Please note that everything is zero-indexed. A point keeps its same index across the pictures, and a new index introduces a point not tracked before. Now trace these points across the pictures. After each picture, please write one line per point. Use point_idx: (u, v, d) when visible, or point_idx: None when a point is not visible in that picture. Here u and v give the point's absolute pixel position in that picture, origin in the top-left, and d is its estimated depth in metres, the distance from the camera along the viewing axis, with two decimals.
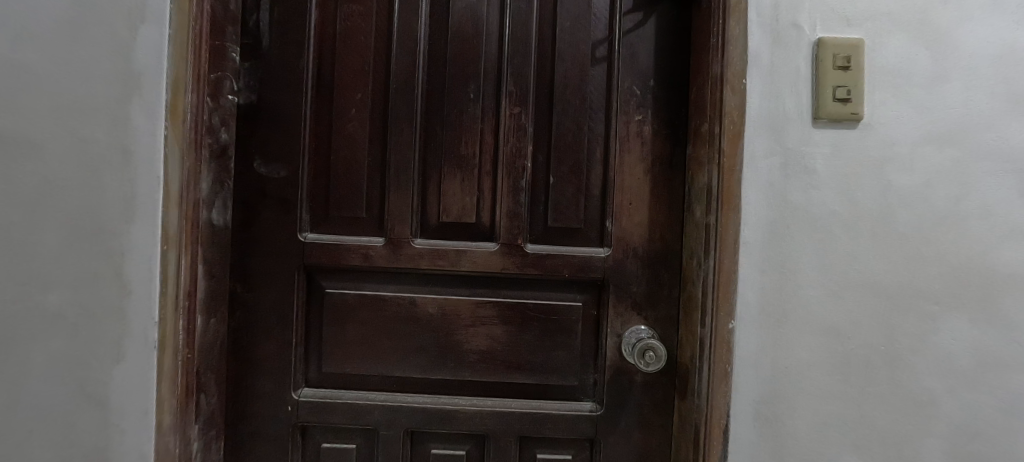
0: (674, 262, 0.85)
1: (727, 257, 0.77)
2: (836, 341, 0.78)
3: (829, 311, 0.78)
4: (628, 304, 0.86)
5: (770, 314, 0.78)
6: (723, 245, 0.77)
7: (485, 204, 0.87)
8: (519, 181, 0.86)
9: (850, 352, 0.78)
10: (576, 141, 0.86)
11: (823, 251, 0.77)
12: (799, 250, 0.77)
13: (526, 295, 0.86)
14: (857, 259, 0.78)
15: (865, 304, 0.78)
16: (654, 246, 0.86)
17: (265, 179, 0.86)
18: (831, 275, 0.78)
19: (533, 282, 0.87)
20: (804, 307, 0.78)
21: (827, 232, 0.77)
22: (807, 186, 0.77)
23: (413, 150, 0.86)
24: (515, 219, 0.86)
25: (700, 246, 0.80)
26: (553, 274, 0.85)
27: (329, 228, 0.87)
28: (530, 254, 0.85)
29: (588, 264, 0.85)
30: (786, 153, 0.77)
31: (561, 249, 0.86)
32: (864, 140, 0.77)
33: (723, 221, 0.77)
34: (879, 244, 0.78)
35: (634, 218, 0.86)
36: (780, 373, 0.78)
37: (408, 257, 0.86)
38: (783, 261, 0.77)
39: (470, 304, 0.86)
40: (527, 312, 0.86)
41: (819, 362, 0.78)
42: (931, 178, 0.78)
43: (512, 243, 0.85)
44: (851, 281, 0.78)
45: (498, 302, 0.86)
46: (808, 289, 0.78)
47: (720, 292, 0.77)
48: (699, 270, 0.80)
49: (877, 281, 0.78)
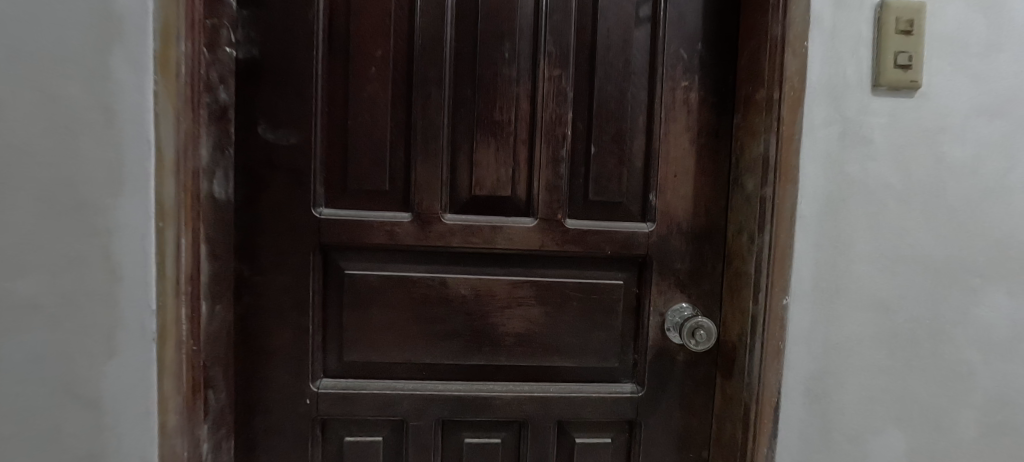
0: (719, 237, 0.81)
1: (784, 233, 0.74)
2: (885, 317, 0.77)
3: (880, 286, 0.76)
4: (672, 282, 0.82)
5: (824, 290, 0.75)
6: (780, 220, 0.74)
7: (522, 177, 0.80)
8: (557, 152, 0.79)
9: (898, 327, 0.77)
10: (618, 108, 0.80)
11: (877, 225, 0.75)
12: (854, 223, 0.75)
13: (565, 275, 0.81)
14: (908, 233, 0.76)
15: (914, 278, 0.77)
16: (699, 220, 0.81)
17: (272, 147, 0.76)
18: (884, 249, 0.76)
19: (572, 259, 0.81)
20: (856, 282, 0.75)
21: (882, 205, 0.75)
22: (863, 158, 0.74)
23: (442, 117, 0.78)
24: (554, 192, 0.79)
25: (753, 221, 0.76)
26: (594, 251, 0.80)
27: (347, 203, 0.78)
28: (571, 231, 0.80)
29: (631, 240, 0.80)
30: (844, 122, 0.74)
31: (602, 225, 0.80)
32: (919, 109, 0.75)
33: (781, 194, 0.73)
34: (929, 218, 0.76)
35: (679, 191, 0.81)
36: (832, 350, 0.76)
37: (437, 235, 0.78)
38: (839, 235, 0.75)
39: (506, 284, 0.80)
40: (567, 292, 0.81)
41: (868, 338, 0.76)
42: (981, 150, 0.76)
43: (551, 218, 0.79)
44: (902, 255, 0.76)
45: (535, 281, 0.80)
46: (861, 264, 0.75)
47: (775, 267, 0.74)
48: (751, 246, 0.76)
49: (926, 256, 0.77)
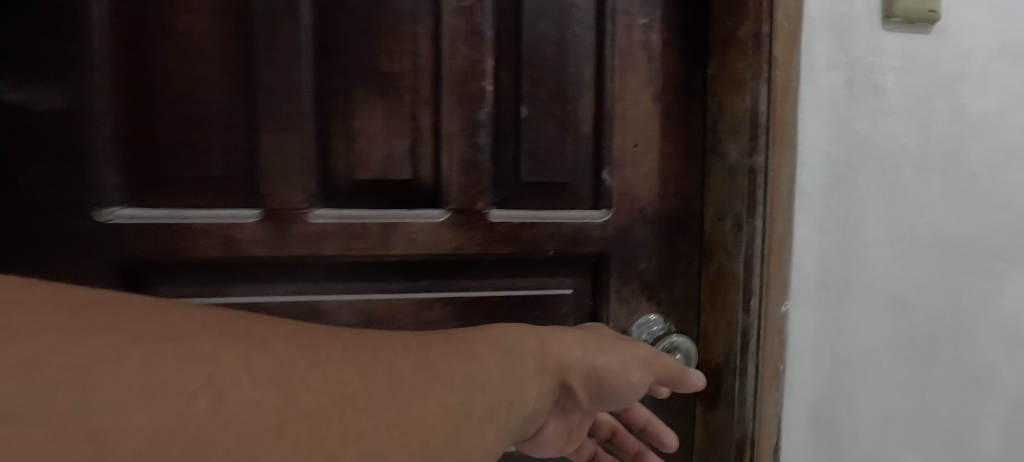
0: (693, 224, 0.63)
1: (780, 214, 0.55)
2: (902, 317, 0.61)
3: (895, 278, 0.60)
4: (636, 286, 0.62)
5: (831, 287, 0.57)
6: (775, 198, 0.55)
7: (426, 152, 0.56)
8: (473, 115, 0.56)
9: (915, 328, 0.62)
10: (557, 54, 0.58)
11: (890, 200, 0.59)
12: (864, 199, 0.58)
13: (494, 286, 0.59)
14: (927, 209, 0.61)
15: (933, 265, 0.62)
16: (667, 204, 0.62)
17: (22, 112, 0.47)
18: (898, 231, 0.60)
19: (501, 264, 0.59)
20: (868, 275, 0.59)
21: (895, 173, 0.59)
22: (874, 113, 0.57)
23: (300, 67, 0.52)
24: (472, 173, 0.57)
25: (739, 202, 0.57)
26: (532, 251, 0.59)
27: (150, 198, 0.51)
28: (497, 226, 0.58)
29: (581, 235, 0.60)
30: (853, 64, 0.57)
31: (540, 216, 0.59)
32: (938, 50, 0.59)
33: (776, 162, 0.55)
34: (947, 187, 0.61)
35: (642, 166, 0.61)
36: (842, 364, 0.59)
37: (304, 240, 0.53)
38: (847, 215, 0.57)
39: (411, 305, 0.57)
40: (498, 310, 0.59)
41: (883, 344, 0.60)
42: (1005, 102, 0.62)
43: (469, 209, 0.57)
44: (919, 237, 0.61)
45: (453, 298, 0.58)
46: (873, 251, 0.59)
47: (771, 262, 0.56)
48: (737, 235, 0.58)
49: (944, 235, 0.62)
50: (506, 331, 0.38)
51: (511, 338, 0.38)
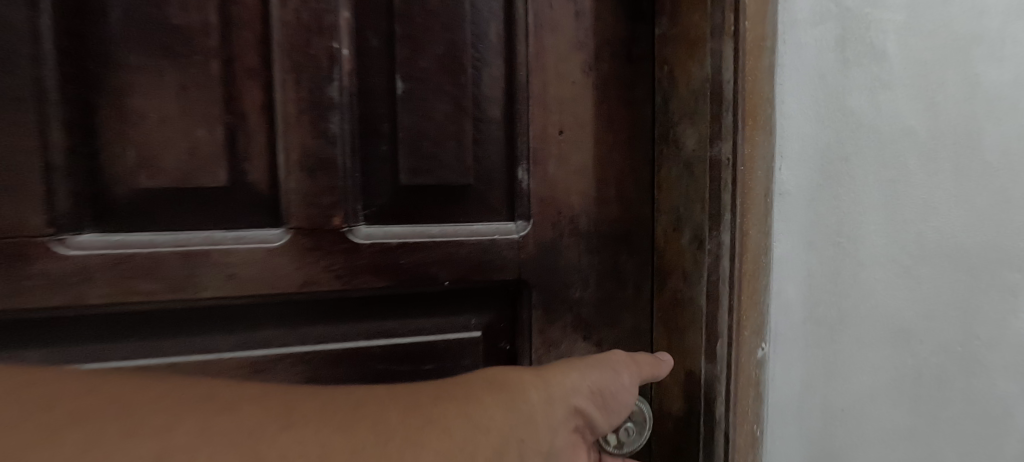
0: (640, 237, 0.47)
1: (754, 225, 0.41)
2: (907, 351, 0.48)
3: (899, 303, 0.47)
4: (568, 323, 0.47)
5: (822, 321, 0.44)
6: (749, 203, 0.40)
7: (255, 146, 0.38)
8: (322, 91, 0.39)
9: (922, 365, 0.49)
10: (446, 6, 0.41)
11: (894, 204, 0.46)
12: (863, 202, 0.44)
13: (370, 331, 0.43)
14: (934, 212, 0.48)
15: (941, 284, 0.49)
16: (607, 212, 0.47)
17: None
18: (902, 242, 0.47)
19: (378, 301, 0.43)
20: (866, 301, 0.46)
21: (899, 167, 0.45)
22: (873, 86, 0.43)
23: (33, 14, 0.34)
24: (324, 176, 0.39)
25: (700, 208, 0.42)
26: (418, 282, 0.42)
27: None
28: (364, 250, 0.40)
29: (489, 257, 0.44)
30: (843, 17, 0.42)
31: (429, 233, 0.42)
32: (948, 4, 0.46)
33: (748, 150, 0.39)
34: (961, 182, 0.49)
35: (571, 161, 0.45)
36: (835, 419, 0.46)
37: (53, 283, 0.35)
38: (840, 224, 0.44)
39: (245, 365, 0.40)
40: (375, 364, 0.43)
41: (883, 387, 0.48)
42: None
43: (322, 228, 0.39)
44: (927, 250, 0.48)
45: (308, 352, 0.41)
46: (874, 271, 0.46)
47: (743, 291, 0.41)
48: (698, 255, 0.43)
49: (954, 244, 0.49)
50: (506, 368, 0.35)
51: (514, 378, 0.34)
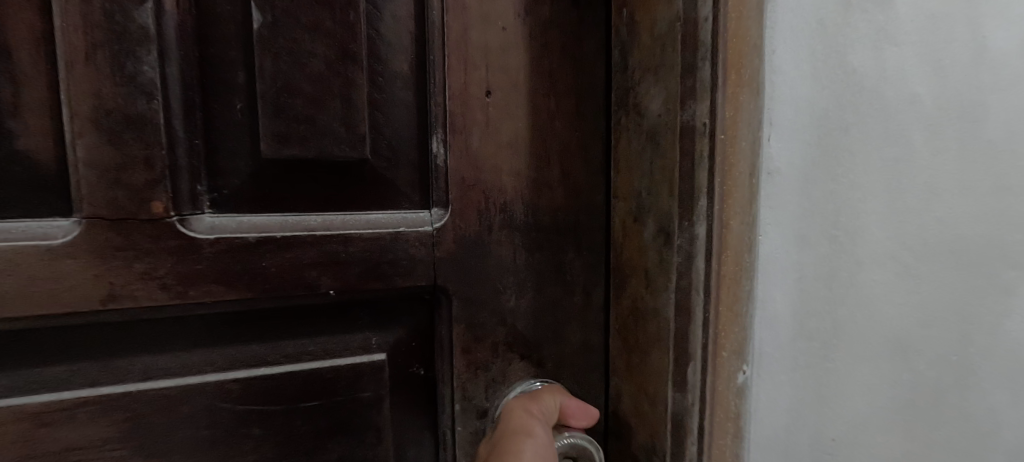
0: (590, 230, 0.38)
1: (737, 215, 0.31)
2: (904, 366, 0.40)
3: (897, 309, 0.39)
4: (501, 340, 0.36)
5: (815, 335, 0.36)
6: (730, 183, 0.31)
7: (29, 98, 0.26)
8: (129, 18, 0.27)
9: (921, 381, 0.41)
10: None
11: (897, 187, 0.37)
12: (862, 186, 0.36)
13: (223, 358, 0.31)
14: (939, 198, 0.39)
15: (942, 285, 0.41)
16: (550, 198, 0.36)
17: None
18: (904, 235, 0.38)
19: (234, 317, 0.31)
20: (863, 306, 0.37)
21: (903, 143, 0.37)
22: (878, 39, 0.35)
23: None
24: (135, 142, 0.27)
25: (668, 193, 0.33)
26: (289, 291, 0.31)
27: None
28: (205, 247, 0.29)
29: (390, 256, 0.33)
30: None
31: (304, 224, 0.31)
32: None
33: (729, 113, 0.30)
34: (961, 166, 0.40)
35: (503, 131, 0.35)
36: (826, 453, 0.38)
37: None
38: (837, 213, 0.35)
39: (30, 412, 0.28)
40: (233, 403, 0.31)
41: (880, 410, 0.40)
42: None
43: (133, 217, 0.28)
44: (928, 243, 0.39)
45: (128, 394, 0.29)
46: (873, 272, 0.37)
47: (723, 299, 0.32)
48: (664, 252, 0.33)
49: (956, 240, 0.41)
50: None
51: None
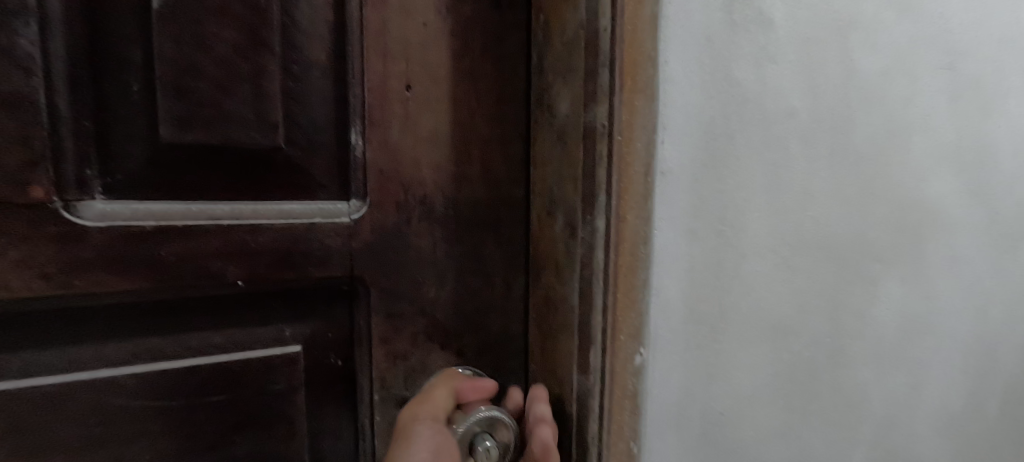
0: (509, 222, 0.39)
1: (631, 210, 0.34)
2: (783, 346, 0.45)
3: (777, 296, 0.44)
4: (420, 331, 0.37)
5: (705, 320, 0.39)
6: (627, 182, 0.34)
7: None
8: None
9: (797, 360, 0.46)
10: None
11: (776, 187, 0.42)
12: (746, 187, 0.40)
13: (119, 351, 0.30)
14: (813, 199, 0.44)
15: (815, 276, 0.46)
16: (469, 191, 0.37)
17: None
18: (783, 231, 0.43)
19: (133, 309, 0.30)
20: (747, 294, 0.41)
21: (782, 150, 0.41)
22: (760, 57, 0.39)
23: None
24: (10, 121, 0.25)
25: (573, 189, 0.35)
26: (194, 282, 0.30)
27: None
28: (95, 234, 0.28)
29: (307, 247, 0.33)
30: None
31: (212, 214, 0.30)
32: None
33: (625, 117, 0.33)
34: (831, 171, 0.45)
35: (422, 124, 0.35)
36: (715, 427, 0.42)
37: None
38: (724, 210, 0.39)
39: None
40: (129, 397, 0.30)
41: (762, 386, 0.44)
42: (890, 64, 0.47)
43: (7, 202, 0.26)
44: (804, 236, 0.44)
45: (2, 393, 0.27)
46: (755, 263, 0.41)
47: (619, 286, 0.35)
48: (569, 244, 0.36)
49: (827, 235, 0.46)
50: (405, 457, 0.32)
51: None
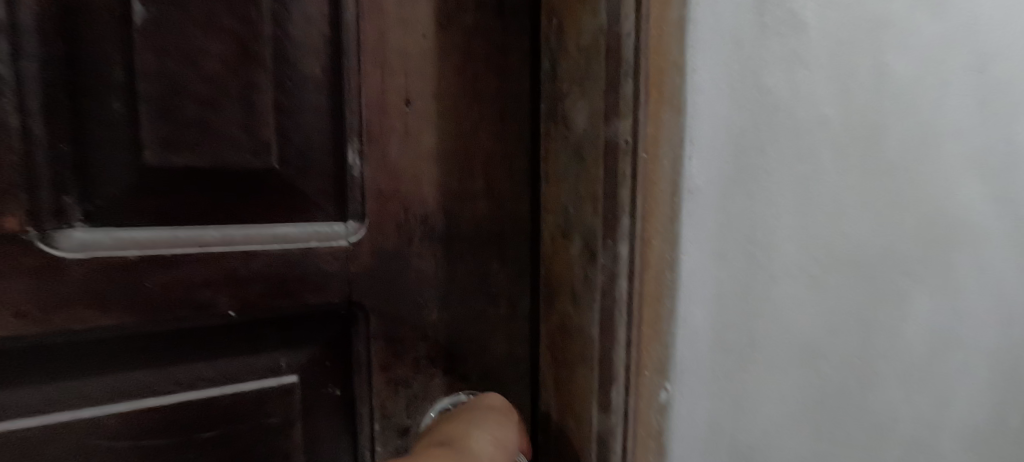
0: (514, 240, 0.36)
1: (657, 235, 0.32)
2: (813, 371, 0.42)
3: (807, 318, 0.41)
4: (422, 359, 0.35)
5: (733, 347, 0.37)
6: (651, 204, 0.32)
7: None
8: None
9: (827, 384, 0.43)
10: None
11: (807, 202, 0.39)
12: (775, 203, 0.37)
13: (101, 389, 0.28)
14: (845, 213, 0.41)
15: (847, 295, 0.43)
16: (472, 209, 0.35)
17: None
18: (814, 248, 0.40)
19: (116, 344, 0.28)
20: (776, 317, 0.39)
21: (813, 162, 0.38)
22: (790, 62, 0.36)
23: None
24: None
25: (590, 209, 0.33)
26: (182, 313, 0.28)
27: None
28: (73, 266, 0.26)
29: (302, 272, 0.31)
30: None
31: (200, 240, 0.28)
32: None
33: (651, 131, 0.31)
34: (863, 183, 0.42)
35: (422, 140, 0.33)
36: (742, 459, 0.39)
37: None
38: (753, 228, 0.36)
39: None
40: (112, 437, 0.28)
41: (791, 414, 0.41)
42: (925, 67, 0.44)
43: None
44: (835, 253, 0.41)
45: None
46: (785, 284, 0.39)
47: (642, 318, 0.33)
48: (588, 269, 0.33)
49: (859, 251, 0.43)
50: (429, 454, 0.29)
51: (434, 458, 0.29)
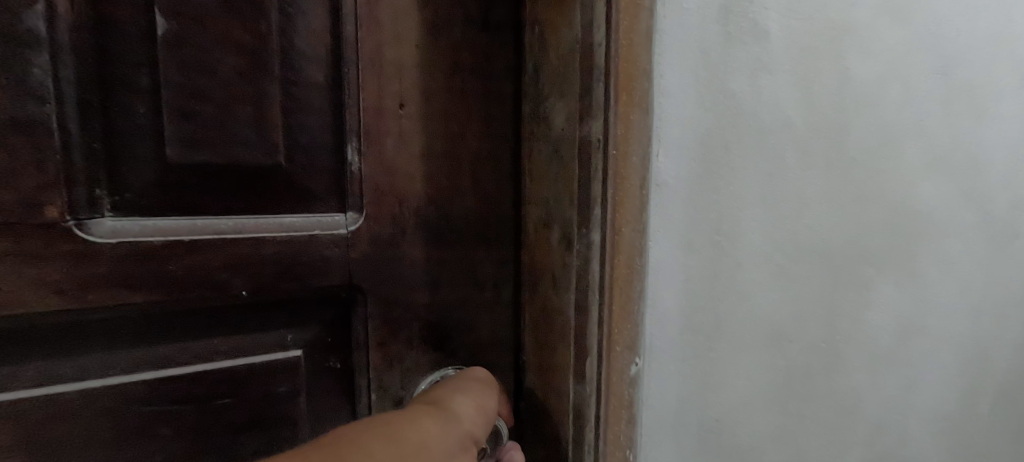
0: (500, 231, 0.40)
1: (628, 224, 0.35)
2: (778, 353, 0.46)
3: (773, 304, 0.44)
4: (413, 337, 0.38)
5: (700, 329, 0.40)
6: (623, 195, 0.34)
7: None
8: (17, 21, 0.26)
9: (792, 365, 0.47)
10: None
11: (772, 197, 0.42)
12: (741, 198, 0.40)
13: (129, 361, 0.31)
14: (809, 207, 0.44)
15: (811, 283, 0.46)
16: (459, 202, 0.38)
17: None
18: (779, 240, 0.43)
19: (141, 320, 0.31)
20: (741, 302, 0.42)
21: (777, 160, 0.42)
22: (755, 69, 0.39)
23: None
24: (25, 148, 0.27)
25: (569, 202, 0.36)
26: (199, 293, 0.32)
27: None
28: (105, 249, 0.29)
29: (305, 257, 0.34)
30: None
31: (215, 228, 0.32)
32: None
33: (621, 132, 0.34)
34: (826, 179, 0.45)
35: (415, 139, 0.36)
36: (710, 431, 0.43)
37: None
38: (719, 220, 0.39)
39: None
40: (138, 402, 0.31)
41: (757, 392, 0.45)
42: (886, 71, 0.47)
43: (23, 223, 0.28)
44: (799, 244, 0.45)
45: (20, 401, 0.29)
46: (751, 272, 0.42)
47: (616, 298, 0.35)
48: (567, 257, 0.37)
49: (823, 243, 0.46)
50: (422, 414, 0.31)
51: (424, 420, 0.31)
